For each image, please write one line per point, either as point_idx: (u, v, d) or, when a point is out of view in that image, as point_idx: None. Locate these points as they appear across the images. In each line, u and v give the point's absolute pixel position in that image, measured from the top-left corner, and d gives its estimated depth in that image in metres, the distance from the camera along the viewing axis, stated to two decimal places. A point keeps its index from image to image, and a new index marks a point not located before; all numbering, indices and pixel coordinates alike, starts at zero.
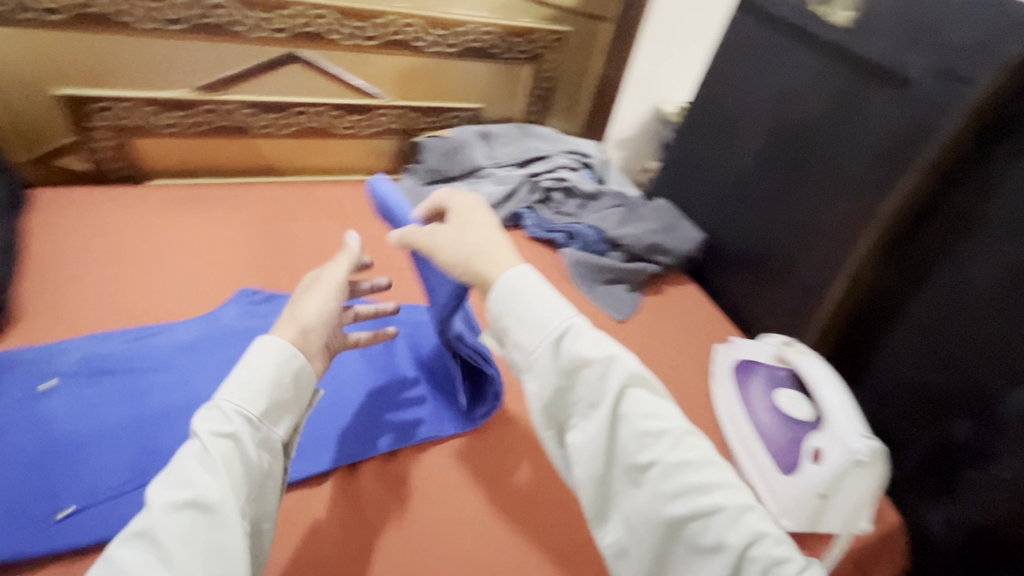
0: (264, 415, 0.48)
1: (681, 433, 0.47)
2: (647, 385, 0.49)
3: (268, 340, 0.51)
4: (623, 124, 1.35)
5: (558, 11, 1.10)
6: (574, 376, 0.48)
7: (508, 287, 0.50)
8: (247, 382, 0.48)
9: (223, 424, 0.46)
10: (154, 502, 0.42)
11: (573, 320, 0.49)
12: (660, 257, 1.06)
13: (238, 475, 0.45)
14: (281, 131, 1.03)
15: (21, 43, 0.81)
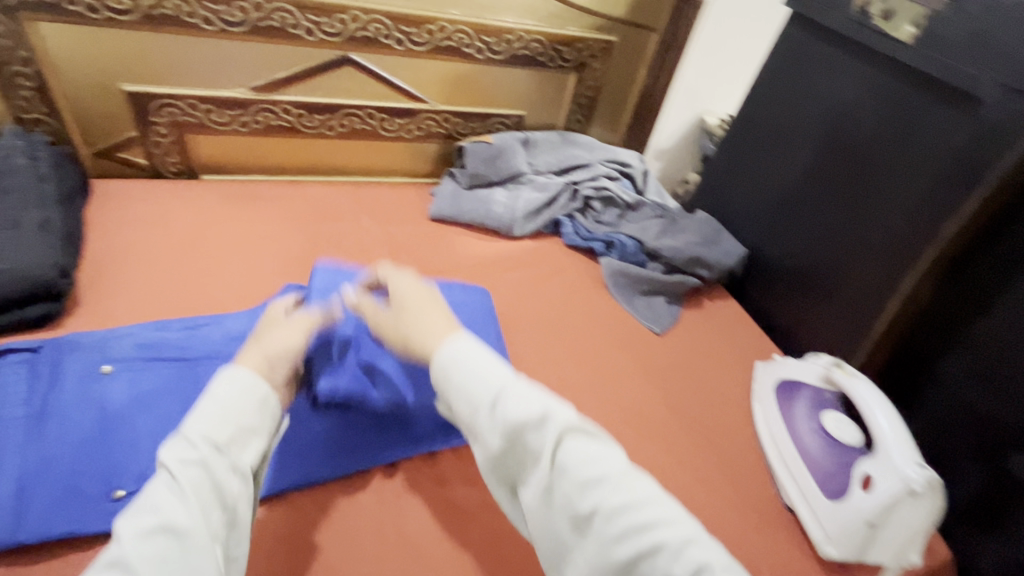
0: (233, 443, 0.49)
1: (619, 477, 0.49)
2: (586, 433, 0.51)
3: (226, 377, 0.53)
4: (666, 136, 1.35)
5: (605, 20, 1.09)
6: (517, 435, 0.50)
7: (447, 356, 0.55)
8: (209, 416, 0.49)
9: (191, 451, 0.47)
10: (124, 530, 0.42)
11: (505, 385, 0.53)
12: (700, 269, 1.04)
13: (208, 501, 0.45)
14: (329, 132, 1.06)
15: (93, 41, 0.85)
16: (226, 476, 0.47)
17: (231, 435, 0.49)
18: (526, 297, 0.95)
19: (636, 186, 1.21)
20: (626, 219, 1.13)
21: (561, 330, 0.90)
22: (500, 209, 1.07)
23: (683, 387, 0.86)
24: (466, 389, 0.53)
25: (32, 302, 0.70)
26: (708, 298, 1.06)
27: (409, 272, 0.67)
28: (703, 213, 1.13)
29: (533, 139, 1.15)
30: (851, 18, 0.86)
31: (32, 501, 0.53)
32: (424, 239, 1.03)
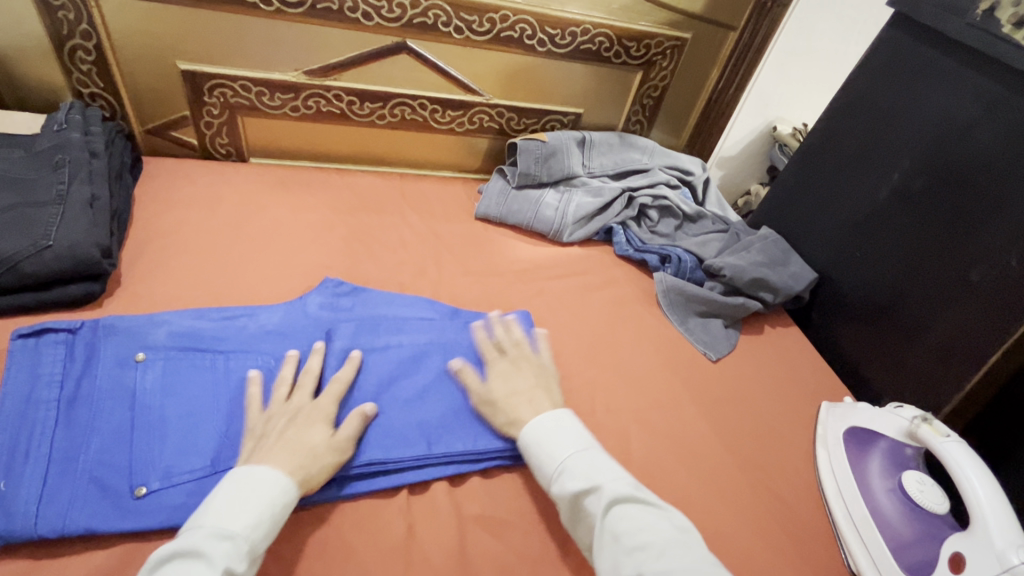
0: (257, 562, 0.47)
1: (664, 544, 0.48)
2: (638, 502, 0.52)
3: (284, 485, 0.50)
4: (733, 143, 1.26)
5: (679, 15, 1.01)
6: (576, 505, 0.53)
7: (528, 432, 0.59)
8: (257, 522, 0.47)
9: (233, 560, 0.45)
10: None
11: (565, 460, 0.56)
12: (764, 293, 0.95)
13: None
14: (380, 122, 1.02)
15: (150, 18, 0.83)
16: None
17: (261, 555, 0.48)
18: (573, 309, 0.90)
19: (696, 197, 1.13)
20: (684, 231, 1.07)
21: (607, 347, 0.85)
22: (550, 211, 1.01)
23: (738, 422, 0.78)
24: (538, 459, 0.57)
25: (74, 281, 0.70)
26: (769, 323, 0.98)
27: (508, 345, 0.70)
28: (767, 230, 1.04)
29: (590, 138, 1.08)
30: (970, 23, 0.75)
31: (57, 493, 0.51)
32: (469, 239, 0.98)
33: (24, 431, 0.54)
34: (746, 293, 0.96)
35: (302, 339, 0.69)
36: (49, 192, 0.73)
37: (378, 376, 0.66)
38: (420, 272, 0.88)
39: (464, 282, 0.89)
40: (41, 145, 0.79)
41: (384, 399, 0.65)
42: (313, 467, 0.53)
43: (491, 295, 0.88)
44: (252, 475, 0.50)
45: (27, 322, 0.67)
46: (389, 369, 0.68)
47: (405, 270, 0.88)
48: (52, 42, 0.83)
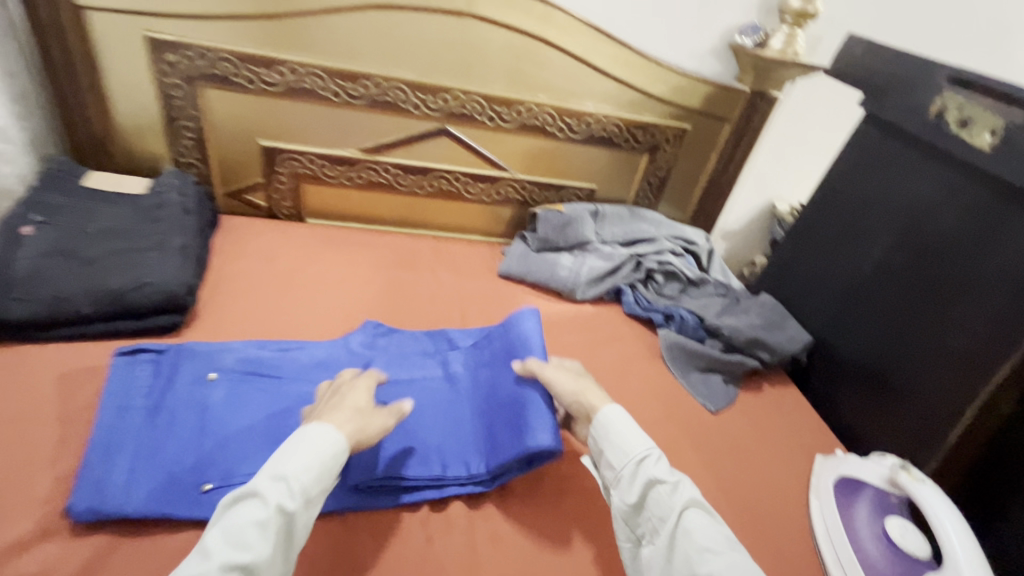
0: (313, 500, 0.56)
1: (728, 550, 0.59)
2: (704, 511, 0.63)
3: (333, 436, 0.59)
4: (736, 218, 1.39)
5: (681, 110, 1.17)
6: (650, 492, 0.63)
7: (619, 414, 0.69)
8: (308, 468, 0.56)
9: (287, 498, 0.54)
10: (215, 556, 0.49)
11: (653, 452, 0.66)
12: (761, 351, 1.03)
13: (279, 548, 0.53)
14: (420, 192, 1.19)
15: (243, 105, 1.03)
16: (298, 533, 0.54)
17: (316, 496, 0.57)
18: (582, 359, 0.99)
19: (699, 264, 1.24)
20: (688, 294, 1.17)
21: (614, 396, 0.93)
22: (565, 272, 1.14)
23: (734, 469, 0.84)
24: (624, 441, 0.67)
25: (163, 312, 0.84)
26: (767, 381, 1.05)
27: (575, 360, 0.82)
28: (766, 296, 1.13)
29: (601, 211, 1.22)
30: (925, 123, 0.88)
31: (139, 480, 0.61)
32: (492, 294, 1.10)
33: (116, 430, 0.65)
34: (745, 351, 1.04)
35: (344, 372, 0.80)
36: (151, 239, 0.89)
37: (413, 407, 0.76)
38: (447, 321, 1.00)
39: None
40: (145, 202, 0.96)
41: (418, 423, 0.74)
42: (363, 423, 0.63)
43: None
44: (307, 431, 0.59)
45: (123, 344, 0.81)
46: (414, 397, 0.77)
47: (434, 319, 1.00)
48: (164, 121, 1.04)
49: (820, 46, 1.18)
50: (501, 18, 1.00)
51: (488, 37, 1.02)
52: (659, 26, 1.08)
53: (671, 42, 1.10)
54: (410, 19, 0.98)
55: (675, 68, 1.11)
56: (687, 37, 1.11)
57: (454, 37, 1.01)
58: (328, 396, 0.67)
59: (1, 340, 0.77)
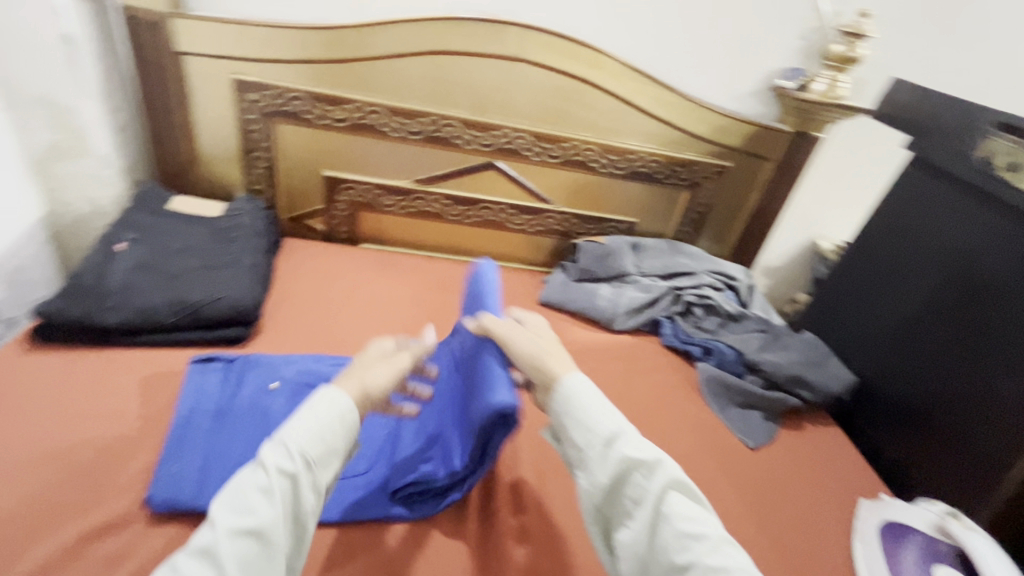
0: (320, 461, 0.52)
1: (714, 535, 0.53)
2: (686, 490, 0.56)
3: (331, 395, 0.56)
4: (774, 254, 1.39)
5: (723, 148, 1.20)
6: (623, 475, 0.55)
7: (577, 384, 0.60)
8: (311, 431, 0.53)
9: (288, 462, 0.50)
10: (220, 523, 0.46)
11: (622, 429, 0.58)
12: (802, 390, 1.03)
13: (288, 514, 0.49)
14: (467, 221, 1.25)
15: (311, 139, 1.12)
16: (307, 495, 0.50)
17: (324, 460, 0.53)
18: (620, 390, 1.01)
19: (739, 300, 1.24)
20: (727, 328, 1.17)
21: (651, 428, 0.94)
22: (604, 302, 1.16)
23: (773, 508, 0.84)
24: (588, 417, 0.58)
25: (232, 324, 0.92)
26: (809, 421, 1.04)
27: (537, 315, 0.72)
28: (807, 334, 1.13)
29: (641, 244, 1.25)
30: (971, 167, 0.88)
31: (209, 478, 0.66)
32: None
33: (189, 430, 0.71)
34: (785, 389, 1.04)
35: None
36: (225, 257, 0.99)
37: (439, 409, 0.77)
38: None
39: None
40: (221, 224, 1.06)
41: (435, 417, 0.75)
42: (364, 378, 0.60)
43: None
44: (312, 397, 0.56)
45: (197, 352, 0.90)
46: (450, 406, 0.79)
47: None
48: (241, 153, 1.14)
49: (864, 90, 1.20)
50: (553, 62, 1.06)
51: (539, 80, 1.08)
52: (702, 70, 1.13)
53: (714, 84, 1.15)
54: (467, 63, 1.06)
55: (717, 109, 1.14)
56: (729, 80, 1.15)
57: (507, 79, 1.08)
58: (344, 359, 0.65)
59: (99, 344, 0.87)
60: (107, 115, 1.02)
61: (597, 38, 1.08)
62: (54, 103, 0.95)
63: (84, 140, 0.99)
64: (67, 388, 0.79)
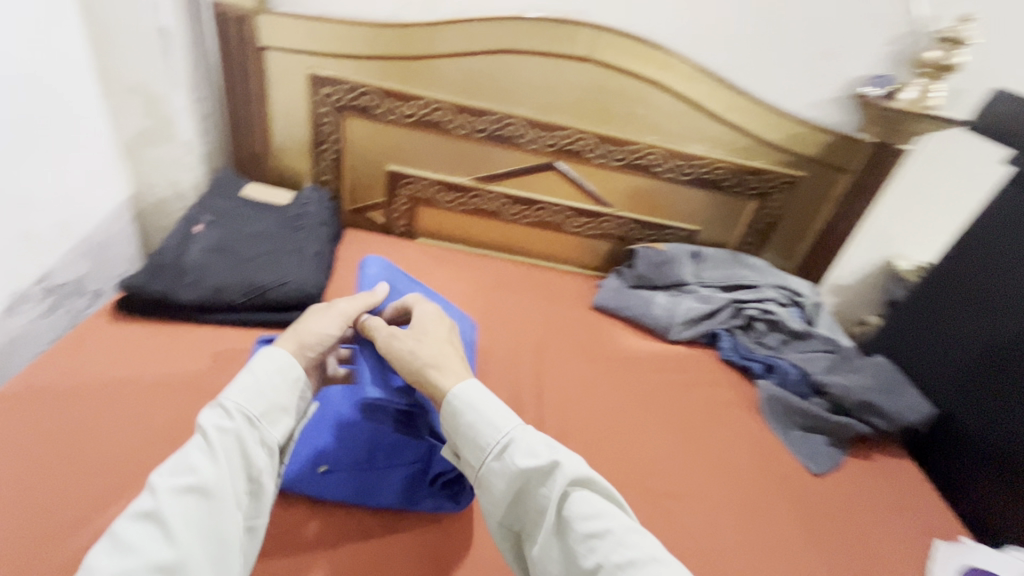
0: (260, 418, 0.57)
1: (621, 530, 0.51)
2: (590, 486, 0.55)
3: (269, 355, 0.61)
4: (845, 272, 1.31)
5: (796, 157, 1.14)
6: (521, 484, 0.54)
7: (459, 394, 0.60)
8: (248, 391, 0.57)
9: (226, 421, 0.55)
10: (161, 485, 0.50)
11: (512, 433, 0.57)
12: (873, 417, 0.96)
13: (235, 467, 0.53)
14: (524, 221, 1.25)
15: (378, 133, 1.15)
16: (251, 449, 0.55)
17: (266, 415, 0.57)
18: (673, 403, 0.98)
19: (804, 317, 1.18)
20: (791, 346, 1.11)
21: (707, 445, 0.92)
22: (660, 310, 1.13)
23: (837, 540, 0.80)
24: (478, 427, 0.57)
25: (296, 308, 0.96)
26: (880, 452, 0.97)
27: (427, 312, 0.73)
28: (880, 358, 1.06)
29: (703, 253, 1.20)
30: None
31: None
32: (585, 325, 1.13)
33: None
34: (855, 415, 0.97)
35: None
36: (292, 244, 1.02)
37: None
38: (540, 346, 1.04)
39: (576, 361, 1.03)
40: (290, 212, 1.10)
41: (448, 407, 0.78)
42: (299, 335, 0.66)
43: (600, 376, 1.01)
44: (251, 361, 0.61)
45: (263, 333, 0.94)
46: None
47: (527, 344, 1.05)
48: (310, 144, 1.18)
49: (960, 101, 1.11)
50: (624, 64, 1.05)
51: (608, 81, 1.07)
52: (781, 74, 1.08)
53: (792, 90, 1.10)
54: (536, 62, 1.05)
55: (794, 116, 1.09)
56: (809, 85, 1.09)
57: (575, 79, 1.07)
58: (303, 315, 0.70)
59: (177, 320, 0.92)
60: (193, 103, 1.07)
61: (672, 39, 1.05)
62: (146, 91, 1.01)
63: (170, 127, 1.06)
64: (149, 362, 0.84)
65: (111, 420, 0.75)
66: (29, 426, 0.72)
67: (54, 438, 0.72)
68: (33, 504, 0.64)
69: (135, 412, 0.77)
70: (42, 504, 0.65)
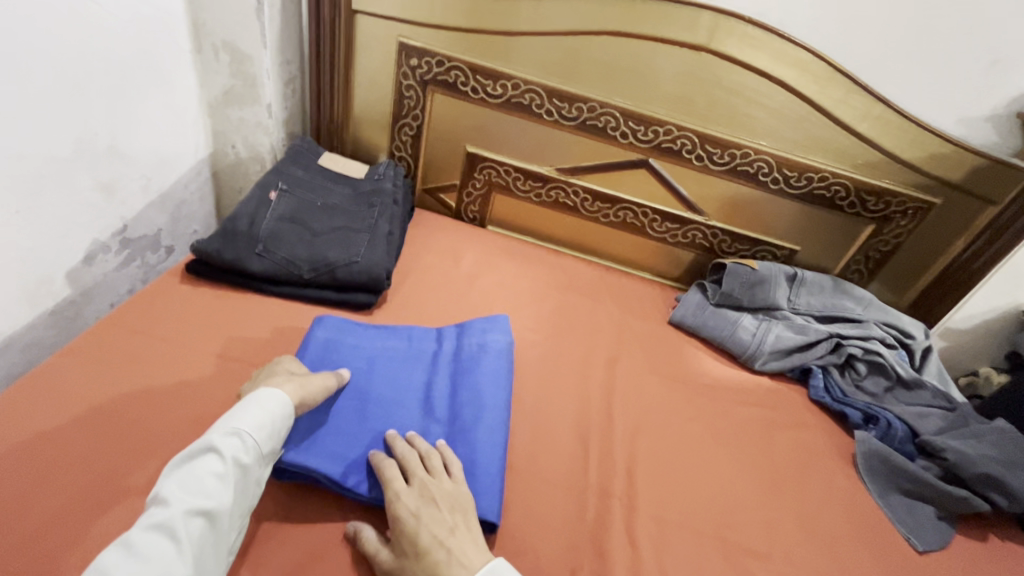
0: (265, 456, 0.59)
1: None
2: None
3: (280, 397, 0.62)
4: (966, 315, 1.13)
5: (932, 181, 0.99)
6: None
7: None
8: (261, 425, 0.59)
9: (242, 451, 0.56)
10: (177, 504, 0.51)
11: None
12: (995, 494, 0.83)
13: (239, 498, 0.56)
14: (603, 220, 1.16)
15: (461, 112, 1.09)
16: (252, 484, 0.57)
17: (268, 453, 0.59)
18: (755, 443, 0.89)
19: (912, 363, 1.03)
20: (895, 395, 0.98)
21: (791, 497, 0.82)
22: (747, 336, 1.02)
23: None
24: None
25: (363, 290, 0.92)
26: (995, 532, 0.84)
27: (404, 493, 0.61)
28: (1002, 421, 0.91)
29: (802, 276, 1.07)
30: None
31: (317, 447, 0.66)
32: (661, 341, 1.04)
33: None
34: (972, 488, 0.84)
35: (484, 367, 0.80)
36: (363, 222, 0.98)
37: (506, 399, 0.77)
38: (612, 358, 0.97)
39: (650, 381, 0.95)
40: (364, 187, 1.05)
41: (484, 408, 0.75)
42: (304, 383, 0.66)
43: (674, 401, 0.92)
44: (258, 393, 0.62)
45: (328, 311, 0.91)
46: (488, 394, 0.76)
47: (598, 356, 0.97)
48: (391, 117, 1.13)
49: None
50: (743, 56, 0.93)
51: (723, 75, 0.95)
52: (933, 81, 0.93)
53: (943, 101, 0.94)
54: (641, 46, 0.95)
55: (940, 132, 0.94)
56: (965, 97, 0.93)
57: (686, 71, 0.96)
58: (273, 372, 0.68)
59: (246, 289, 0.90)
60: (278, 65, 1.02)
61: (807, 31, 0.92)
62: (234, 48, 0.96)
63: (256, 88, 1.01)
64: (216, 329, 0.83)
65: (178, 387, 0.74)
66: (102, 383, 0.72)
67: (121, 399, 0.71)
68: (100, 466, 0.64)
69: (201, 382, 0.75)
70: (103, 469, 0.64)
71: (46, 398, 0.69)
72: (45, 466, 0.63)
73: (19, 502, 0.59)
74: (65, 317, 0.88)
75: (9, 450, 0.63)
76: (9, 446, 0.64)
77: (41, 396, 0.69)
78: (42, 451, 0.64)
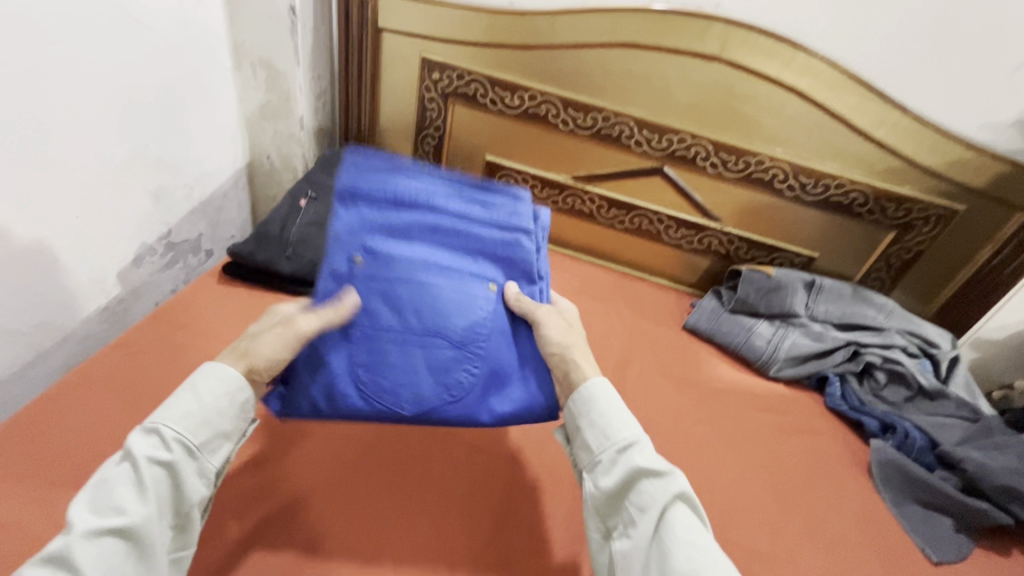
0: (196, 448, 0.56)
1: (711, 546, 0.54)
2: (688, 503, 0.57)
3: (213, 375, 0.59)
4: (999, 325, 1.10)
5: (955, 187, 0.98)
6: (631, 483, 0.58)
7: (590, 396, 0.63)
8: (184, 416, 0.56)
9: (160, 450, 0.54)
10: (80, 525, 0.49)
11: (637, 438, 0.60)
12: (1017, 507, 0.81)
13: (167, 501, 0.53)
14: (618, 227, 1.18)
15: (480, 122, 1.13)
16: (184, 482, 0.54)
17: (199, 444, 0.56)
18: (765, 447, 0.89)
19: (936, 374, 1.01)
20: (916, 405, 0.97)
21: (800, 502, 0.82)
22: (761, 342, 1.02)
23: None
24: (603, 423, 0.61)
25: None
26: (1018, 547, 0.83)
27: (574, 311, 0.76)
28: None
29: (821, 283, 1.05)
30: None
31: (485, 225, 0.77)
32: (674, 346, 1.05)
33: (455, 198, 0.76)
34: (993, 500, 0.83)
35: None
36: None
37: None
38: (624, 360, 0.98)
39: (659, 384, 0.96)
40: None
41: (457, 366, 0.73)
42: (258, 353, 0.63)
43: (683, 404, 0.93)
44: (187, 383, 0.59)
45: None
46: None
47: (609, 358, 0.99)
48: (414, 127, 1.18)
49: None
50: (756, 65, 0.94)
51: (736, 84, 0.96)
52: (954, 87, 0.92)
53: (964, 107, 0.93)
54: (654, 57, 0.98)
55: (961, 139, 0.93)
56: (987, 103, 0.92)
57: (699, 79, 0.98)
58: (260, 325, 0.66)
59: (276, 290, 0.97)
60: (310, 80, 1.09)
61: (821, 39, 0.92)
62: (270, 65, 1.04)
63: (290, 102, 1.08)
64: (247, 326, 0.89)
65: None
66: (146, 375, 0.79)
67: (160, 388, 0.77)
68: None
69: None
70: None
71: (95, 387, 0.76)
72: (94, 448, 0.69)
73: (74, 479, 0.66)
74: (115, 314, 0.96)
75: (65, 433, 0.71)
76: (68, 430, 0.71)
77: (88, 383, 0.76)
78: (93, 435, 0.71)
